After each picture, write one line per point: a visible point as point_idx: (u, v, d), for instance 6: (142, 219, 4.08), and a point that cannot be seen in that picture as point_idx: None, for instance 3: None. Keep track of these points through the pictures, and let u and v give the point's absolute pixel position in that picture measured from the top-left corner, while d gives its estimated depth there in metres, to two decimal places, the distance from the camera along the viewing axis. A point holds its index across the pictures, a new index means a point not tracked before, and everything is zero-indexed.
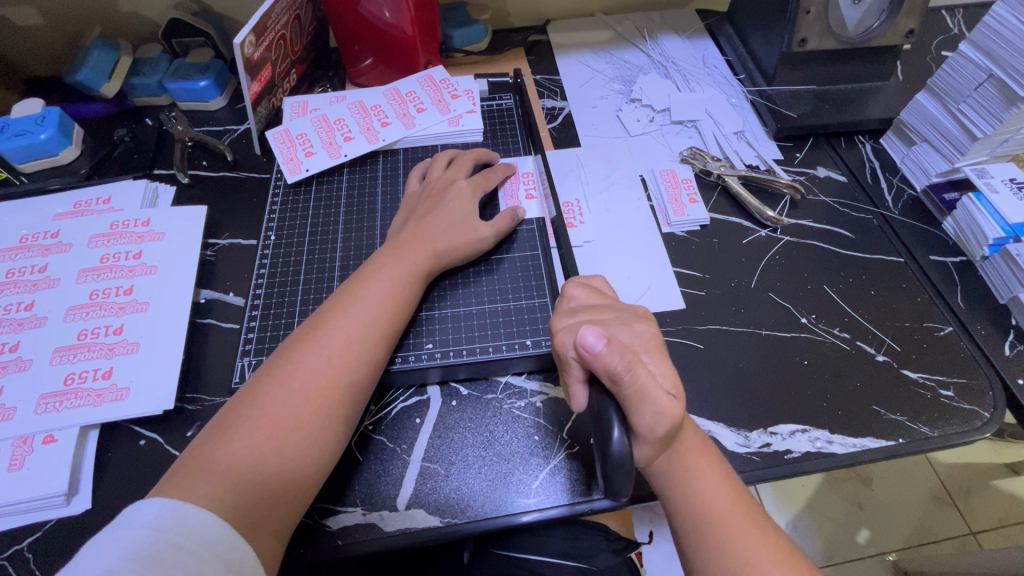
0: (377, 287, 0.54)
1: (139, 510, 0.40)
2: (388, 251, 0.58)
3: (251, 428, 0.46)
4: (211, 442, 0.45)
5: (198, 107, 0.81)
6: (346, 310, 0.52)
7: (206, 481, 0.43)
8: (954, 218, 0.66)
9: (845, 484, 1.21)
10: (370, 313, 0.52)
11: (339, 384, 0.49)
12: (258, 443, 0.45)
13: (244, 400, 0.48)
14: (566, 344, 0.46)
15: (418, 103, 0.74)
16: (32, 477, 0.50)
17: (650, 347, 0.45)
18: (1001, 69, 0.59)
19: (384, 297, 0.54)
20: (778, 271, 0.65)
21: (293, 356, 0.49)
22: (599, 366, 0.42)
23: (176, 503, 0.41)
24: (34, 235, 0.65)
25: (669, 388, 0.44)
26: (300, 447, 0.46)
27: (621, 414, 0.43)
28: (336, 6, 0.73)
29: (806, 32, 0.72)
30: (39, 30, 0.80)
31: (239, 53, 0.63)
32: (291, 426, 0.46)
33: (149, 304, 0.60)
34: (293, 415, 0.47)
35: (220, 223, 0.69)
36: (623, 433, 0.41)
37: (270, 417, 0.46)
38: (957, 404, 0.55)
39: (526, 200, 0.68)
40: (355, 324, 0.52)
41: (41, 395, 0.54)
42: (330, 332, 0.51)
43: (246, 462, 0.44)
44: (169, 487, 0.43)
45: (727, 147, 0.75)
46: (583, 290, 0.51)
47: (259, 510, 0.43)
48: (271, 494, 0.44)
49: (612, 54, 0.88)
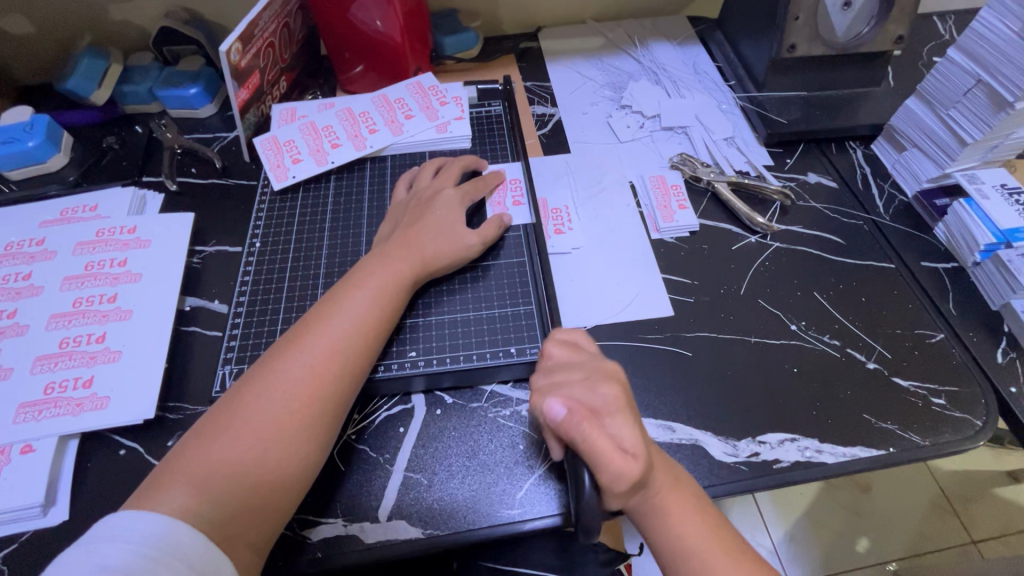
0: (362, 295, 0.54)
1: (113, 522, 0.40)
2: (374, 258, 0.58)
3: (231, 438, 0.45)
4: (188, 454, 0.44)
5: (188, 115, 0.81)
6: (330, 318, 0.52)
7: (183, 494, 0.42)
8: (945, 225, 0.65)
9: (844, 493, 1.19)
10: (354, 322, 0.52)
11: (321, 393, 0.48)
12: (239, 454, 0.44)
13: (225, 410, 0.47)
14: (537, 409, 0.48)
15: (407, 110, 0.74)
16: (8, 489, 0.49)
17: (613, 409, 0.45)
18: (990, 75, 0.59)
19: (368, 305, 0.53)
20: (768, 277, 0.64)
21: (274, 366, 0.49)
22: (562, 434, 0.44)
23: (148, 515, 0.40)
24: (19, 242, 0.65)
25: (629, 449, 0.43)
26: (281, 457, 0.45)
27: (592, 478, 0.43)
28: (325, 14, 0.73)
29: (795, 38, 0.72)
30: (30, 38, 0.80)
31: (225, 61, 0.63)
32: (272, 436, 0.46)
33: (132, 312, 0.60)
34: (274, 425, 0.46)
35: (207, 230, 0.69)
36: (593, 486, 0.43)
37: (251, 427, 0.46)
38: (949, 412, 0.55)
39: (513, 206, 0.67)
40: (338, 333, 0.51)
41: (20, 404, 0.53)
42: (314, 341, 0.50)
43: (226, 472, 0.44)
44: (144, 500, 0.42)
45: (717, 153, 0.75)
46: (561, 348, 0.51)
47: (238, 522, 0.42)
48: (250, 505, 0.44)
49: (602, 61, 0.88)
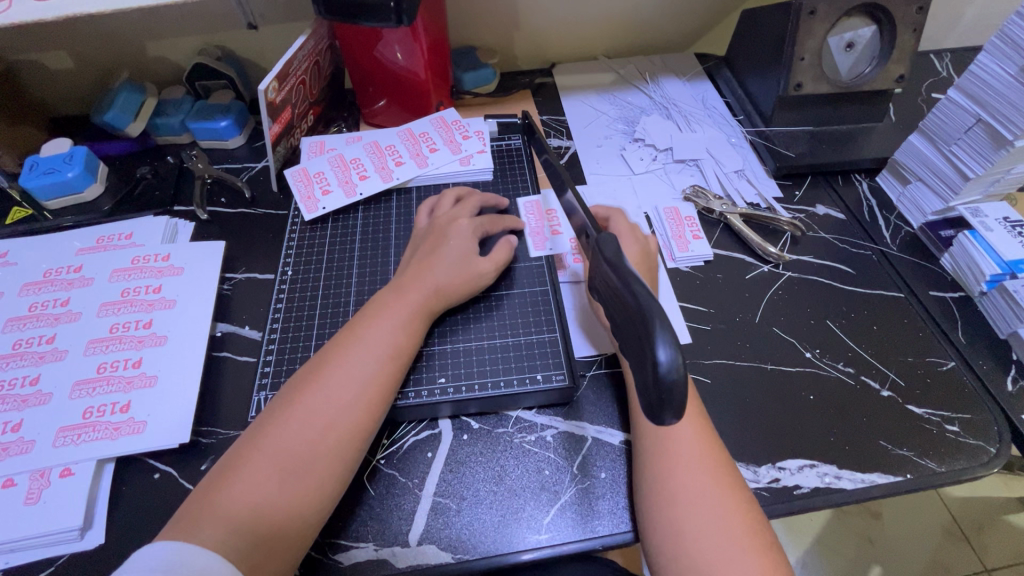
0: (381, 325, 0.55)
1: (149, 550, 0.41)
2: (391, 289, 0.59)
3: (256, 466, 0.46)
4: (214, 486, 0.45)
5: (217, 145, 0.84)
6: (352, 348, 0.53)
7: (211, 529, 0.43)
8: (951, 255, 0.68)
9: (856, 519, 1.19)
10: (372, 353, 0.53)
11: (343, 423, 0.49)
12: (263, 482, 0.46)
13: (248, 441, 0.48)
14: None
15: (431, 143, 0.78)
16: (47, 513, 0.50)
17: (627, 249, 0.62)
18: (989, 114, 0.62)
19: (386, 335, 0.55)
20: (782, 305, 0.66)
21: (297, 396, 0.50)
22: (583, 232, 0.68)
23: (180, 543, 0.41)
24: (58, 270, 0.67)
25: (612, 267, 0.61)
26: (307, 486, 0.47)
27: (667, 333, 0.33)
28: (354, 53, 0.78)
29: (801, 77, 0.76)
30: (70, 73, 0.85)
31: (262, 98, 0.66)
32: (295, 466, 0.47)
33: (167, 337, 0.61)
34: (299, 454, 0.47)
35: (237, 257, 0.71)
36: (671, 353, 0.32)
37: (277, 457, 0.47)
38: (963, 439, 0.56)
39: (553, 236, 0.70)
40: (357, 363, 0.52)
41: (60, 428, 0.55)
42: (335, 370, 0.52)
43: (252, 501, 0.45)
44: (175, 532, 0.43)
45: (728, 185, 0.78)
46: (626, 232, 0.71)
47: (261, 551, 0.43)
48: (276, 532, 0.45)
49: (614, 96, 0.91)
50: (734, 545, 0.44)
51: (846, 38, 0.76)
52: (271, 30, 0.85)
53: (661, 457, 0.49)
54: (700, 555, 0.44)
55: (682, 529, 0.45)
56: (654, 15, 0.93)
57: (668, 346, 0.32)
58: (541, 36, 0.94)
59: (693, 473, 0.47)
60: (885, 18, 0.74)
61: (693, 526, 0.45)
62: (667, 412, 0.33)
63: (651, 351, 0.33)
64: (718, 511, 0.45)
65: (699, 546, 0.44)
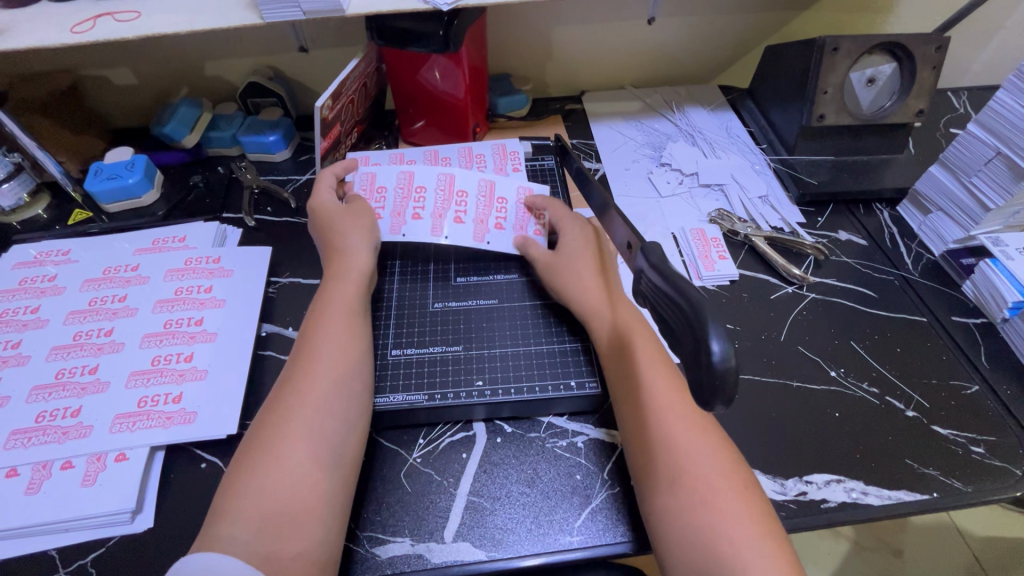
0: (332, 313, 0.59)
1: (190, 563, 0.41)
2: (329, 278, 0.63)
3: (279, 452, 0.48)
4: (249, 480, 0.46)
5: (264, 158, 0.89)
6: (318, 343, 0.56)
7: (258, 520, 0.44)
8: (973, 282, 0.70)
9: (873, 555, 1.18)
10: (336, 338, 0.56)
11: (346, 406, 0.52)
12: (293, 476, 0.47)
13: (256, 442, 0.49)
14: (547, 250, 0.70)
15: (502, 218, 0.73)
16: (103, 494, 0.53)
17: (581, 249, 0.66)
18: (1008, 147, 0.64)
19: (339, 316, 0.59)
20: (806, 325, 0.68)
21: (285, 388, 0.53)
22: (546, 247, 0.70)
23: (218, 552, 0.42)
24: (116, 268, 0.71)
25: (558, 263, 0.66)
26: (333, 471, 0.49)
27: (717, 328, 0.36)
28: (399, 75, 0.82)
29: (823, 109, 0.79)
30: (133, 88, 0.91)
31: (318, 115, 0.71)
32: (317, 451, 0.49)
33: (217, 334, 0.65)
34: (320, 440, 0.49)
35: (282, 262, 0.75)
36: (724, 345, 0.35)
37: (299, 441, 0.49)
38: (988, 461, 0.57)
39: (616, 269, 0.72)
40: (327, 351, 0.55)
41: (117, 415, 0.58)
42: (314, 359, 0.54)
43: (289, 484, 0.46)
44: (212, 541, 0.43)
45: (752, 210, 0.81)
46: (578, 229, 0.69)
47: (299, 542, 0.44)
48: (316, 511, 0.46)
49: (641, 123, 0.96)
50: (727, 546, 0.43)
51: (867, 74, 0.80)
52: (320, 53, 0.91)
53: (646, 456, 0.50)
54: (689, 554, 0.44)
55: (670, 527, 0.46)
56: (680, 48, 0.99)
57: (720, 339, 0.35)
58: (571, 66, 0.99)
59: (676, 475, 0.47)
60: (904, 56, 0.78)
61: (677, 521, 0.46)
62: (718, 400, 0.35)
63: (703, 344, 0.35)
64: (714, 513, 0.45)
65: (687, 542, 0.44)
